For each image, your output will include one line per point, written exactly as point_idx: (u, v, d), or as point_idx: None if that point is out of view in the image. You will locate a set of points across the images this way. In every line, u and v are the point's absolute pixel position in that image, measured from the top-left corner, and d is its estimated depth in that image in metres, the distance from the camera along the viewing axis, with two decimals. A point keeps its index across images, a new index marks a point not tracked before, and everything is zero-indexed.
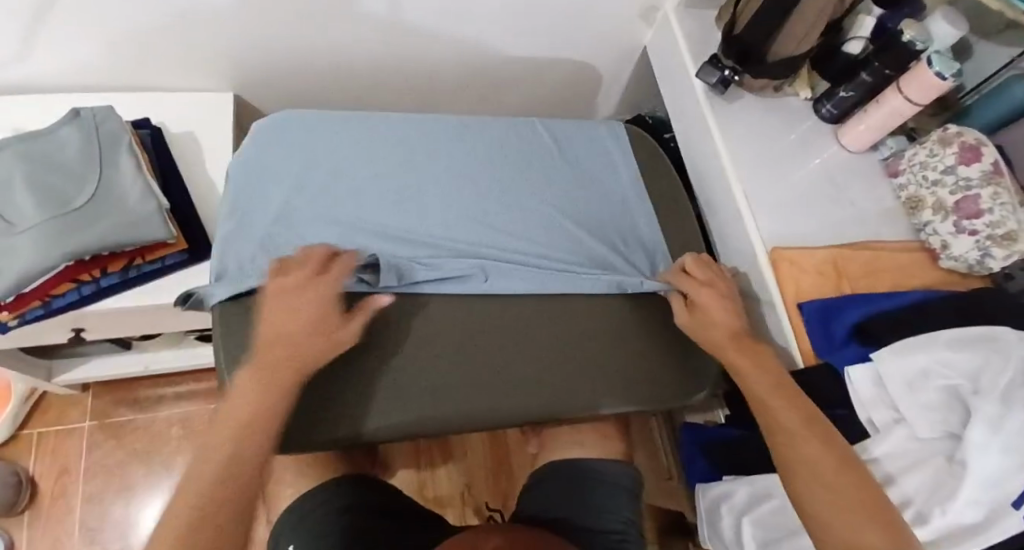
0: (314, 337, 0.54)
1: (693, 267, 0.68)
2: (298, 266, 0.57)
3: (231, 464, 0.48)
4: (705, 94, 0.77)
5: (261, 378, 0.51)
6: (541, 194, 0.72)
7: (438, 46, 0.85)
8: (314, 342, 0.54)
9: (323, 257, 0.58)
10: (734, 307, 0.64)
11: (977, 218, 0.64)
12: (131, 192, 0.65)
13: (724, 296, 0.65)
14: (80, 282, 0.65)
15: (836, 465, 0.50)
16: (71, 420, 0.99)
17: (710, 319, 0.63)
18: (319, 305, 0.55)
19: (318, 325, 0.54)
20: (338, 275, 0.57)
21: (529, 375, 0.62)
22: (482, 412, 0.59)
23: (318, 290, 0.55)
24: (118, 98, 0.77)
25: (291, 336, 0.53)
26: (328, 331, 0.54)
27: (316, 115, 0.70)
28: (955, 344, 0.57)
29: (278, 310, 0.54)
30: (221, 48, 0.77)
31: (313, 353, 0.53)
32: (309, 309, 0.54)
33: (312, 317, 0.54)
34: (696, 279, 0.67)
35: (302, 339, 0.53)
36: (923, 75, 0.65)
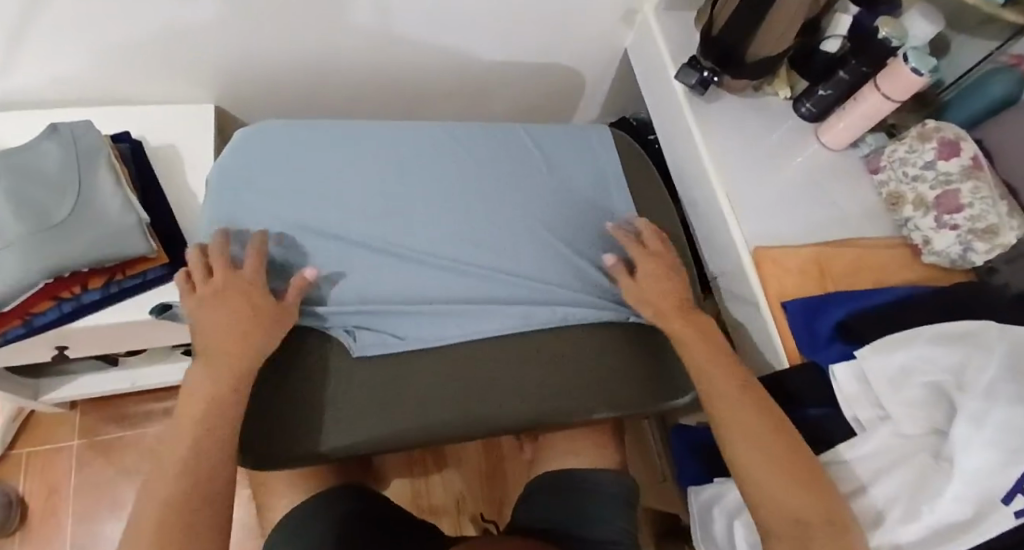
0: (253, 315, 0.56)
1: (647, 236, 0.72)
2: (213, 262, 0.59)
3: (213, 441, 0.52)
4: (686, 95, 0.76)
5: (231, 365, 0.54)
6: (529, 202, 0.72)
7: (420, 54, 0.85)
8: (252, 323, 0.56)
9: (223, 251, 0.60)
10: (679, 281, 0.69)
11: (957, 213, 0.65)
12: (111, 206, 0.65)
13: (671, 269, 0.69)
14: (61, 299, 0.64)
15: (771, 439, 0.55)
16: (60, 438, 0.98)
17: (656, 288, 0.67)
18: (250, 292, 0.58)
19: (248, 308, 0.57)
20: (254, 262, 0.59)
21: (481, 389, 0.62)
22: (431, 429, 0.59)
23: (238, 281, 0.58)
24: (98, 112, 0.77)
25: (224, 323, 0.56)
26: (266, 308, 0.57)
27: (299, 124, 0.69)
28: (936, 340, 0.57)
29: (206, 304, 0.57)
30: (201, 61, 0.77)
31: (261, 328, 0.56)
32: (234, 296, 0.57)
33: (239, 302, 0.57)
34: (647, 249, 0.71)
35: (250, 322, 0.56)
36: (899, 72, 0.65)
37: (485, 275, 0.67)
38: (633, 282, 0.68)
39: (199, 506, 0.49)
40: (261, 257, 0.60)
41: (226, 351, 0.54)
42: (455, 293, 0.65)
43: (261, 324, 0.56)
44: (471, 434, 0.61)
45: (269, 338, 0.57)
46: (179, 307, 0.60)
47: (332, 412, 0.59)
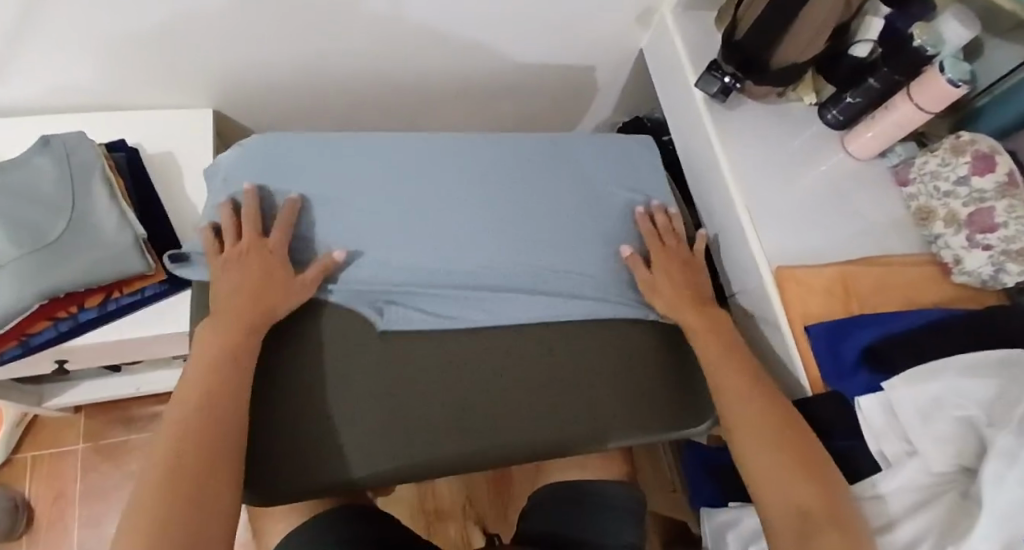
0: (273, 281, 0.57)
1: (659, 221, 0.70)
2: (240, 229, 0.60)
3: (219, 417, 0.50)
4: (705, 102, 0.73)
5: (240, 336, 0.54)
6: (550, 219, 0.68)
7: (426, 57, 0.81)
8: (268, 291, 0.57)
9: (257, 214, 0.60)
10: (697, 284, 0.68)
11: (991, 233, 0.62)
12: (107, 223, 0.63)
13: (689, 271, 0.68)
14: (57, 319, 0.63)
15: (773, 427, 0.55)
16: (65, 442, 0.97)
17: (675, 285, 0.67)
18: (272, 258, 0.58)
19: (270, 275, 0.57)
20: (281, 232, 0.60)
21: (468, 421, 0.59)
22: (416, 467, 0.57)
23: (263, 246, 0.59)
24: (93, 121, 0.74)
25: (243, 284, 0.56)
26: (285, 276, 0.58)
27: (311, 136, 0.65)
28: (967, 371, 0.55)
29: (229, 263, 0.58)
30: (198, 67, 0.73)
31: (279, 296, 0.57)
32: (257, 260, 0.58)
33: (261, 267, 0.58)
34: (666, 245, 0.69)
35: (268, 289, 0.57)
36: (933, 82, 0.62)
37: (511, 297, 0.65)
38: (648, 274, 0.67)
39: (214, 442, 0.48)
40: (288, 225, 0.61)
41: (239, 316, 0.55)
42: (467, 314, 0.63)
43: (282, 293, 0.57)
44: (457, 469, 0.58)
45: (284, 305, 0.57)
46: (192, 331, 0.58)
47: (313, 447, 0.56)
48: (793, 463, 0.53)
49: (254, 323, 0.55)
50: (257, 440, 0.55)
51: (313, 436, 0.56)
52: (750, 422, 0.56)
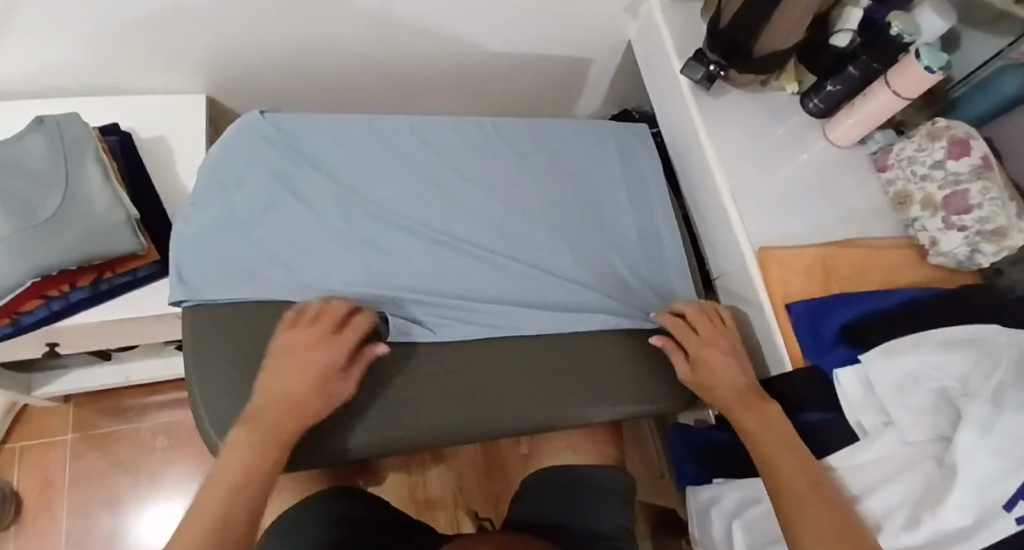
0: (318, 387, 0.52)
1: (693, 315, 0.65)
2: (312, 321, 0.55)
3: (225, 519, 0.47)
4: (690, 89, 0.75)
5: (268, 437, 0.50)
6: (543, 200, 0.71)
7: (419, 43, 0.83)
8: (319, 399, 0.52)
9: (340, 317, 0.56)
10: (741, 369, 0.61)
11: (966, 215, 0.63)
12: (99, 202, 0.63)
13: (728, 355, 0.62)
14: (49, 297, 0.63)
15: (817, 492, 0.52)
16: (53, 432, 0.97)
17: (713, 377, 0.61)
18: (330, 364, 0.53)
19: (318, 380, 0.52)
20: (352, 336, 0.55)
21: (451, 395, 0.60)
22: (399, 438, 0.57)
23: (323, 348, 0.54)
24: (87, 104, 0.75)
25: (294, 393, 0.51)
26: (330, 383, 0.53)
27: (312, 120, 0.68)
28: (944, 346, 0.57)
29: (283, 363, 0.53)
30: (193, 51, 0.74)
31: (316, 406, 0.52)
32: (315, 364, 0.53)
33: (315, 372, 0.52)
34: (699, 334, 0.64)
35: (310, 392, 0.52)
36: (911, 69, 0.63)
37: (505, 269, 0.66)
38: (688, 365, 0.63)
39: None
40: (362, 330, 0.56)
41: (278, 422, 0.50)
42: (453, 295, 0.64)
43: (322, 399, 0.53)
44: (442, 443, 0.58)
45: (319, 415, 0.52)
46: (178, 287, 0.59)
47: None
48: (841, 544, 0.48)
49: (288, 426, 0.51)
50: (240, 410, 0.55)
51: None
52: (794, 490, 0.52)
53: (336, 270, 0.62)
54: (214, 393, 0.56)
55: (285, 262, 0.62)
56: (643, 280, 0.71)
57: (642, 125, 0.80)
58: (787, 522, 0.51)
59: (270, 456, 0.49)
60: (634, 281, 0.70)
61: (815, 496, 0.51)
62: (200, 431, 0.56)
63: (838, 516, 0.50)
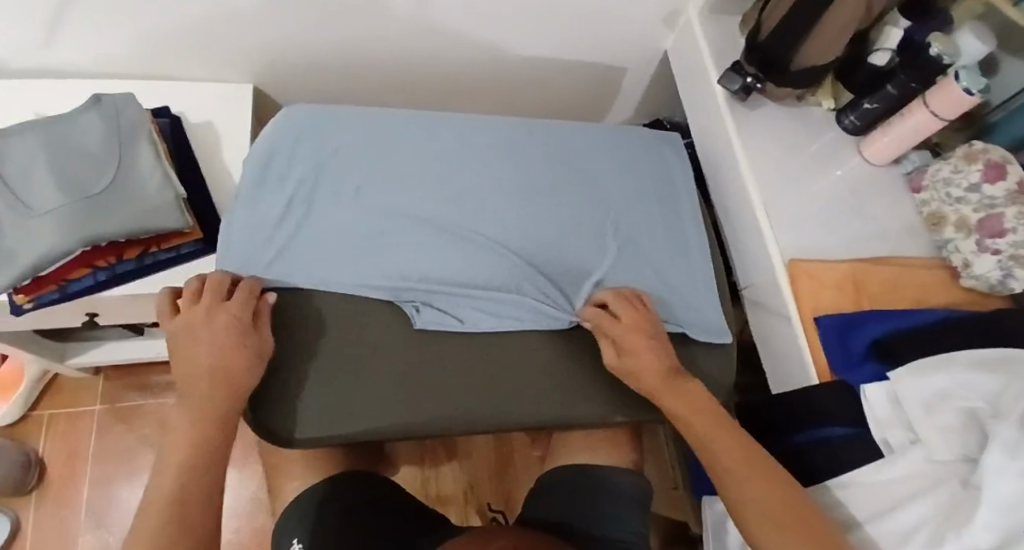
0: (235, 342, 0.54)
1: (614, 302, 0.64)
2: (207, 290, 0.57)
3: (184, 485, 0.48)
4: (727, 100, 0.75)
5: (195, 404, 0.51)
6: (575, 201, 0.72)
7: (459, 46, 0.85)
8: (244, 354, 0.54)
9: (224, 283, 0.58)
10: (664, 350, 0.62)
11: (1000, 238, 0.63)
12: (150, 180, 0.66)
13: (654, 340, 0.62)
14: (96, 267, 0.66)
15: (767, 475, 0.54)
16: (82, 403, 1.00)
17: (641, 364, 0.60)
18: (237, 321, 0.55)
19: (233, 338, 0.54)
20: (247, 295, 0.57)
21: (490, 385, 0.62)
22: (438, 423, 0.59)
23: (227, 310, 0.55)
24: (139, 88, 0.78)
25: (211, 357, 0.53)
26: (246, 336, 0.55)
27: (357, 112, 0.70)
28: (974, 366, 0.57)
29: (193, 335, 0.54)
30: (242, 43, 0.77)
31: (241, 360, 0.54)
32: (224, 323, 0.54)
33: (227, 330, 0.54)
34: (621, 320, 0.63)
35: (230, 350, 0.53)
36: (950, 91, 0.63)
37: (534, 267, 0.67)
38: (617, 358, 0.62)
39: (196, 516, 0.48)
40: (255, 290, 0.58)
41: (207, 384, 0.52)
42: (488, 288, 0.65)
43: (245, 354, 0.54)
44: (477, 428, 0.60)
45: (249, 370, 0.54)
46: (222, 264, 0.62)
47: (318, 396, 0.58)
48: (785, 512, 0.52)
49: (221, 391, 0.52)
50: (280, 386, 0.58)
51: (326, 387, 0.58)
52: (735, 469, 0.54)
53: (370, 256, 0.64)
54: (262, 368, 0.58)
55: (326, 249, 0.64)
56: (671, 285, 0.71)
57: (676, 135, 0.80)
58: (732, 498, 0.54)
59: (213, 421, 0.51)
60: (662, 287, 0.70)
61: (751, 473, 0.54)
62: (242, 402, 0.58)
63: (775, 485, 0.53)
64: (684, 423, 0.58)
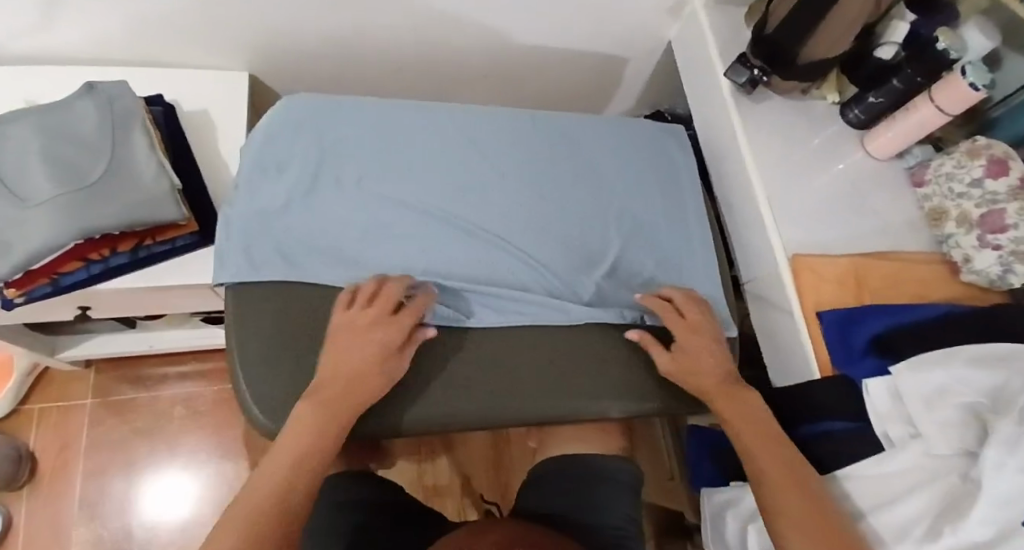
0: (371, 369, 0.53)
1: (683, 303, 0.65)
2: (364, 303, 0.56)
3: (284, 480, 0.48)
4: (732, 92, 0.75)
5: (324, 408, 0.51)
6: (581, 195, 0.71)
7: (462, 34, 0.83)
8: (378, 379, 0.53)
9: (395, 296, 0.57)
10: (723, 355, 0.62)
11: (1002, 234, 0.63)
12: (145, 172, 0.64)
13: (715, 344, 0.63)
14: (89, 260, 0.64)
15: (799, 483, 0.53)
16: (74, 395, 0.98)
17: (698, 364, 0.61)
18: (387, 346, 0.54)
19: (376, 364, 0.54)
20: (407, 321, 0.56)
21: (490, 378, 0.61)
22: (438, 417, 0.58)
23: (381, 332, 0.54)
24: (132, 74, 0.75)
25: (354, 368, 0.53)
26: (386, 365, 0.54)
27: (358, 101, 0.68)
28: (974, 362, 0.57)
29: (343, 340, 0.54)
30: (240, 29, 0.75)
31: (370, 387, 0.53)
32: (373, 348, 0.54)
33: (372, 354, 0.54)
34: (685, 320, 0.64)
35: (368, 375, 0.53)
36: (956, 86, 0.63)
37: (538, 263, 0.67)
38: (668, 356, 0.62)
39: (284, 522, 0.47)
40: (417, 314, 0.57)
41: (342, 398, 0.52)
42: (493, 284, 0.64)
43: (373, 382, 0.53)
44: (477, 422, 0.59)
45: (372, 397, 0.53)
46: (218, 254, 0.61)
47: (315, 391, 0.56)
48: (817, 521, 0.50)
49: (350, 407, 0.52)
50: (274, 381, 0.56)
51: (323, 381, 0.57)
52: (775, 475, 0.53)
53: (372, 250, 0.63)
54: (255, 360, 0.57)
55: (328, 242, 0.62)
56: (674, 280, 0.70)
57: (680, 128, 0.80)
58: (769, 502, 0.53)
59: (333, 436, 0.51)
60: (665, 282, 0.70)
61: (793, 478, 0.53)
62: (236, 395, 0.57)
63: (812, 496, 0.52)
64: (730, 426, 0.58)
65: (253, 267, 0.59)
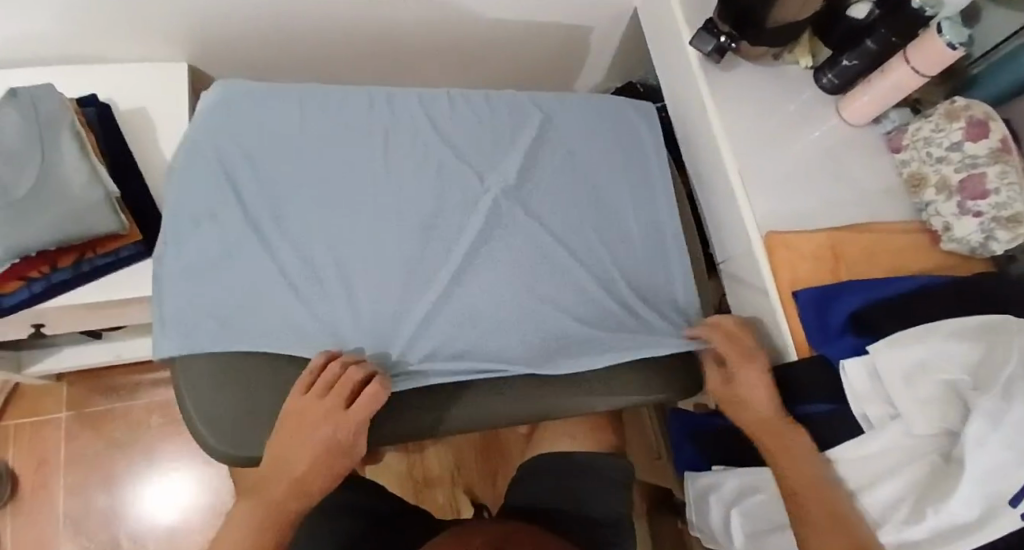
0: (327, 460, 0.52)
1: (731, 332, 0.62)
2: (323, 385, 0.52)
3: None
4: (700, 62, 0.71)
5: (269, 498, 0.51)
6: (548, 178, 0.67)
7: (414, 10, 0.79)
8: (329, 469, 0.52)
9: (354, 381, 0.52)
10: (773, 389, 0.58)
11: (982, 200, 0.61)
12: (77, 178, 0.60)
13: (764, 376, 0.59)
14: (30, 278, 0.61)
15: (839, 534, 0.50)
16: (46, 410, 0.96)
17: (741, 398, 0.59)
18: (338, 440, 0.51)
19: (330, 456, 0.52)
20: (366, 407, 0.52)
21: (447, 392, 0.59)
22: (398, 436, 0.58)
23: (336, 423, 0.51)
24: (63, 75, 0.71)
25: (301, 464, 0.51)
26: (341, 455, 0.52)
27: (305, 92, 0.64)
28: (955, 336, 0.55)
29: (290, 434, 0.51)
30: (175, 17, 0.70)
31: (325, 476, 0.52)
32: (326, 439, 0.51)
33: (326, 445, 0.51)
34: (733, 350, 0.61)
35: (320, 466, 0.51)
36: (932, 44, 0.60)
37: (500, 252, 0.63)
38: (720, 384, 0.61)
39: None
40: (378, 400, 0.52)
41: (290, 488, 0.51)
42: (452, 297, 0.60)
43: (329, 474, 0.52)
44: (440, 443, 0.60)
45: (328, 482, 0.53)
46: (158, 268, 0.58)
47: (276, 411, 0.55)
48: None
49: (275, 510, 0.51)
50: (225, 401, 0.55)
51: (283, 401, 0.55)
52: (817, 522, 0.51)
53: (323, 253, 0.59)
54: (203, 385, 0.55)
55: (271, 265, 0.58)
56: (646, 263, 0.67)
57: (646, 103, 0.76)
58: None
59: (271, 534, 0.51)
60: (637, 267, 0.67)
61: (829, 533, 0.51)
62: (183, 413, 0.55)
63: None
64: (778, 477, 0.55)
65: (192, 338, 0.55)
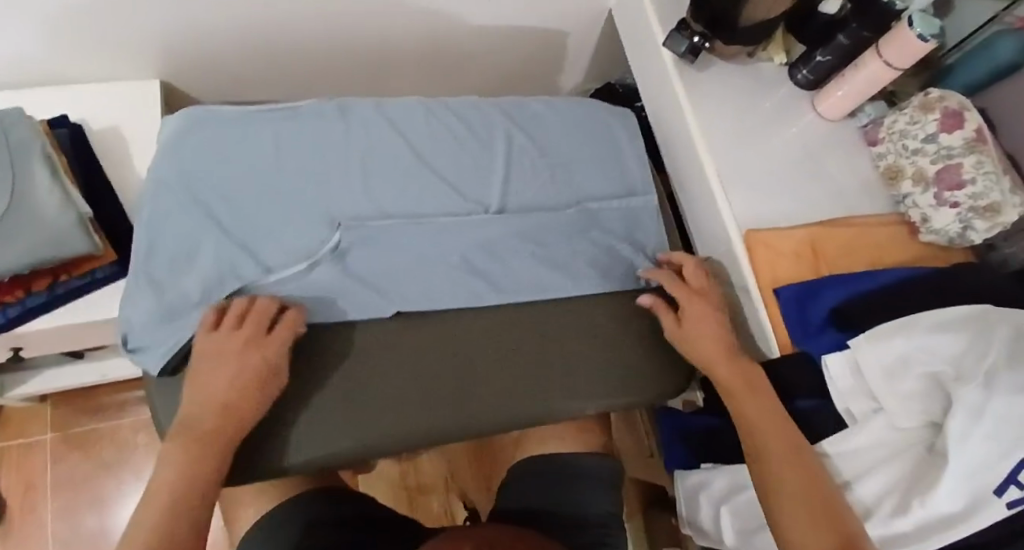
0: (239, 378, 0.51)
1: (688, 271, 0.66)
2: (250, 317, 0.54)
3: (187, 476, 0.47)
4: (674, 63, 0.71)
5: (209, 414, 0.50)
6: (527, 185, 0.67)
7: (391, 18, 0.79)
8: (249, 395, 0.51)
9: (268, 311, 0.54)
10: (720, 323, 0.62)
11: (958, 190, 0.61)
12: (47, 201, 0.60)
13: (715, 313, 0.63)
14: (4, 304, 0.60)
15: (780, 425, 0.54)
16: (31, 432, 0.95)
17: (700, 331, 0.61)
18: (258, 366, 0.52)
19: (242, 377, 0.51)
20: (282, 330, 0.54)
21: (438, 404, 0.58)
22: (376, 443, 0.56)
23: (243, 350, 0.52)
24: (34, 96, 0.70)
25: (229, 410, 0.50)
26: (253, 364, 0.52)
27: (281, 111, 0.65)
28: (936, 328, 0.55)
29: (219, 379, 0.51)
30: (148, 33, 0.70)
31: (237, 401, 0.51)
32: (242, 365, 0.51)
33: (231, 364, 0.51)
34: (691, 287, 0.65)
35: (233, 393, 0.50)
36: (903, 39, 0.60)
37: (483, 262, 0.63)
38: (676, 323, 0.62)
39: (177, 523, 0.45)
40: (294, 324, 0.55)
41: (208, 411, 0.50)
42: None
43: (238, 403, 0.51)
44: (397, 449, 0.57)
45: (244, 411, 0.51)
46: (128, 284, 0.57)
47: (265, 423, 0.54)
48: (812, 490, 0.50)
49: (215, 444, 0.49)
50: None
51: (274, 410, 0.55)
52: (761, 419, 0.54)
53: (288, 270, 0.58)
54: None
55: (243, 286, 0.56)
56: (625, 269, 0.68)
57: (626, 110, 0.76)
58: (764, 475, 0.52)
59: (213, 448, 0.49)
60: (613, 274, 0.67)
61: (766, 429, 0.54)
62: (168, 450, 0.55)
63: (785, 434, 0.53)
64: (749, 424, 0.55)
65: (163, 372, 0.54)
